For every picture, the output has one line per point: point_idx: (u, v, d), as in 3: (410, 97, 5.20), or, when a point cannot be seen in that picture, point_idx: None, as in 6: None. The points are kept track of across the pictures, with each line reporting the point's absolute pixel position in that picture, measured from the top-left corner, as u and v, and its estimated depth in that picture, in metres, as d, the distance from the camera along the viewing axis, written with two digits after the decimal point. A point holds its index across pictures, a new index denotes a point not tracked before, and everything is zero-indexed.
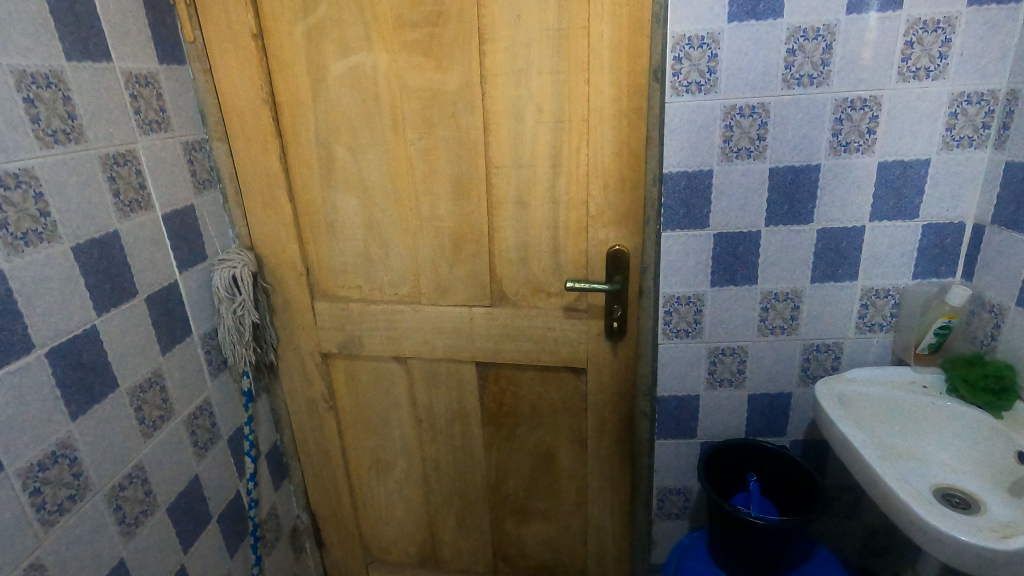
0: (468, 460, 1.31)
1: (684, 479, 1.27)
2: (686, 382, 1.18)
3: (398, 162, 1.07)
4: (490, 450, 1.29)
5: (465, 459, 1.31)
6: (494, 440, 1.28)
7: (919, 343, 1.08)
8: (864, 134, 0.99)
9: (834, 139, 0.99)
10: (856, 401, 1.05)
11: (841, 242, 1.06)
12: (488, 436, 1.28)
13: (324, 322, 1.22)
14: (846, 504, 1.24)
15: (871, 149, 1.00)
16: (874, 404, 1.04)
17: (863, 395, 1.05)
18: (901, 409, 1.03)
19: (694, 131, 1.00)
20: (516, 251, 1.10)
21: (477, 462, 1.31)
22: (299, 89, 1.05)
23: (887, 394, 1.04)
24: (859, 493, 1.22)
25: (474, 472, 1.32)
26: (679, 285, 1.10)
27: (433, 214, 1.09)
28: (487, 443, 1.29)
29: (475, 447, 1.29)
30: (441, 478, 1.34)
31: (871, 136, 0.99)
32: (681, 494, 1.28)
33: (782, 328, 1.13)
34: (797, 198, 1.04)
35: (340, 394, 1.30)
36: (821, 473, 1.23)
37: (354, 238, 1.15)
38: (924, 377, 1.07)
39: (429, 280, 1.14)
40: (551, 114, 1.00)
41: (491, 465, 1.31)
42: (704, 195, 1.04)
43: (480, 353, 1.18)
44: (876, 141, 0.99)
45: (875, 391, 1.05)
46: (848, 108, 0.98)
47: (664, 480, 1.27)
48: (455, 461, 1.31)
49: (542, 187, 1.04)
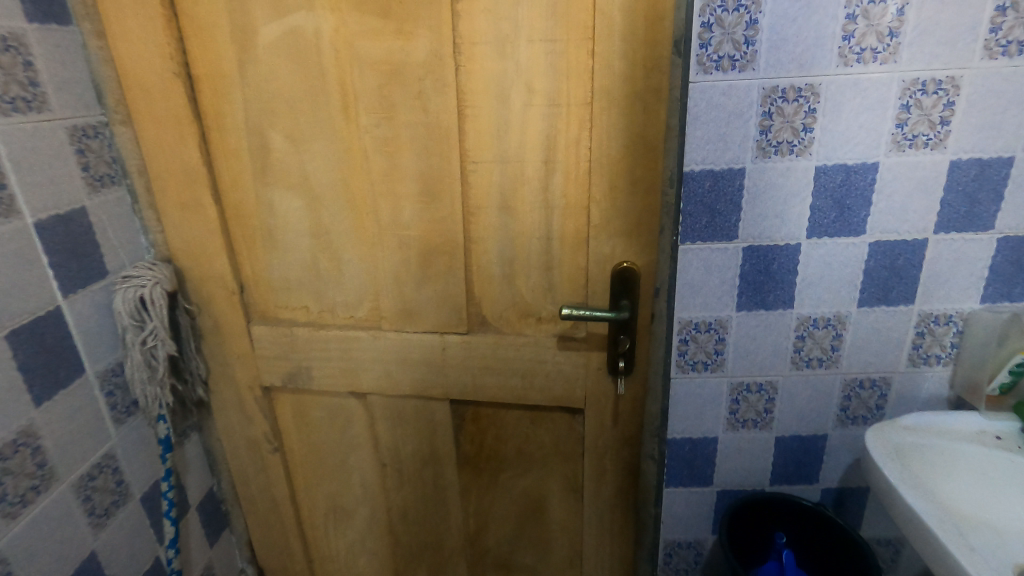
0: (442, 510, 1.10)
1: (696, 530, 1.07)
2: (702, 422, 0.99)
3: (351, 154, 0.85)
4: (467, 499, 1.09)
5: (438, 508, 1.10)
6: (472, 487, 1.07)
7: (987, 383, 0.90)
8: (936, 125, 0.79)
9: (898, 130, 0.79)
10: (915, 454, 0.85)
11: (895, 258, 0.87)
12: (464, 482, 1.07)
13: (264, 350, 0.99)
14: (883, 557, 1.07)
15: (943, 145, 0.80)
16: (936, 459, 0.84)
17: (922, 447, 0.86)
18: (964, 464, 0.85)
19: (725, 119, 0.79)
20: (499, 268, 0.88)
21: (452, 511, 1.10)
22: (221, 59, 0.82)
23: (948, 444, 0.86)
24: (899, 546, 1.05)
25: (449, 522, 1.11)
26: (701, 309, 0.91)
27: (395, 221, 0.87)
28: (464, 490, 1.08)
29: (450, 495, 1.08)
30: (408, 528, 1.13)
31: (944, 127, 0.79)
32: (691, 548, 1.08)
33: (820, 360, 0.94)
34: (848, 204, 0.83)
35: (287, 433, 1.08)
36: (856, 525, 1.05)
37: (298, 248, 0.92)
38: (994, 426, 0.89)
39: (391, 301, 0.92)
40: (544, 95, 0.77)
41: (469, 515, 1.10)
42: (733, 199, 0.84)
43: (455, 390, 0.97)
44: (950, 134, 0.79)
45: (934, 442, 0.86)
46: (917, 91, 0.77)
47: (672, 532, 1.07)
48: (426, 511, 1.11)
49: (532, 189, 0.83)
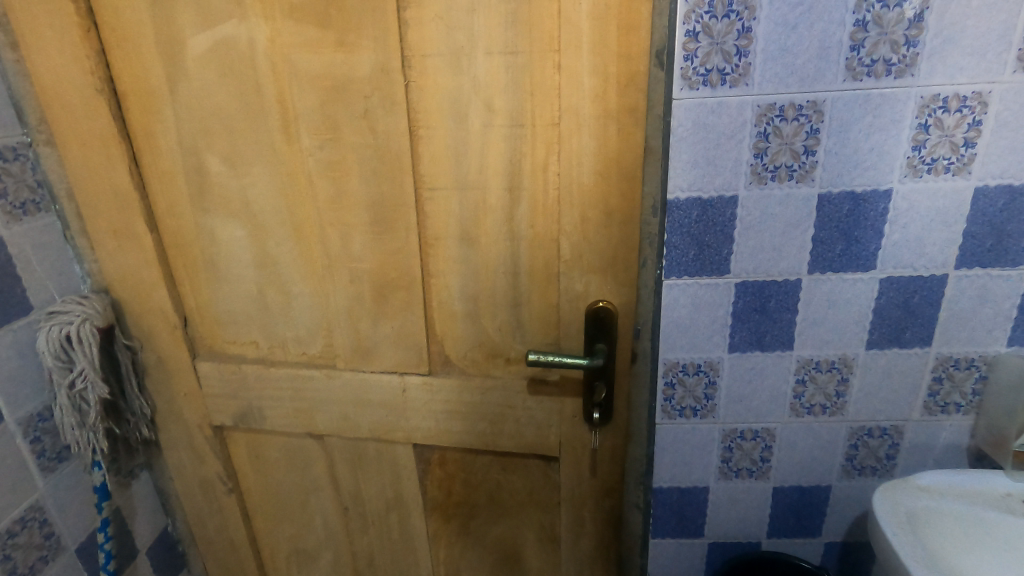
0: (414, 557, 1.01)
1: None
2: (692, 471, 0.89)
3: (295, 179, 0.76)
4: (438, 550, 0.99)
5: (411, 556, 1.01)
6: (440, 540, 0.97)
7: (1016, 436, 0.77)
8: (959, 147, 0.68)
9: (914, 153, 0.69)
10: (930, 521, 0.74)
11: (910, 295, 0.76)
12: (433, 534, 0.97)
13: (212, 387, 0.91)
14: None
15: (966, 170, 0.69)
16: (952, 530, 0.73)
17: (938, 512, 0.75)
18: (991, 534, 0.73)
19: (714, 141, 0.69)
20: (462, 304, 0.79)
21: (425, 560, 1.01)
22: (149, 73, 0.73)
23: (970, 509, 0.75)
24: None
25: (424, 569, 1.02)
26: (689, 350, 0.81)
27: (346, 252, 0.78)
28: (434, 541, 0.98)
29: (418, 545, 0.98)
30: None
31: (969, 149, 0.68)
32: None
33: (823, 407, 0.84)
34: (856, 236, 0.73)
35: (243, 473, 1.00)
36: None
37: (243, 280, 0.84)
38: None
39: (345, 338, 0.84)
40: (506, 114, 0.68)
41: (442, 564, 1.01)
42: (724, 231, 0.73)
43: (418, 434, 0.89)
44: (976, 157, 0.69)
45: (954, 506, 0.75)
46: (937, 109, 0.67)
47: None
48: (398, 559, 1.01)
49: (495, 219, 0.73)
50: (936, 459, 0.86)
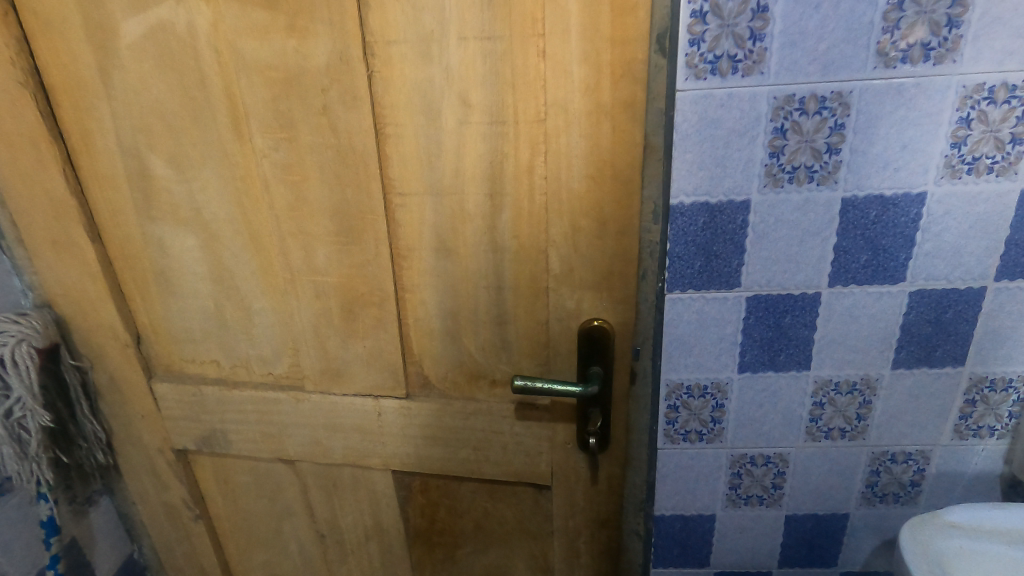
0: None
1: None
2: (697, 499, 0.81)
3: (249, 183, 0.68)
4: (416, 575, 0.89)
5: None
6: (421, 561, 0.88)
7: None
8: (1005, 145, 0.60)
9: (953, 151, 0.60)
10: (966, 565, 0.65)
11: (942, 310, 0.68)
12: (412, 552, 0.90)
13: (171, 409, 0.84)
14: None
15: (1013, 170, 0.61)
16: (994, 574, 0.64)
17: (977, 553, 0.66)
18: None
19: (724, 139, 0.60)
20: (441, 322, 0.71)
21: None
22: (79, 65, 0.64)
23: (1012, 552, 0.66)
24: None
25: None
26: (694, 370, 0.72)
27: (309, 265, 0.70)
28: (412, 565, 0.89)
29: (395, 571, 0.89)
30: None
31: (1017, 147, 0.60)
32: None
33: (843, 431, 0.76)
34: (884, 245, 0.65)
35: (211, 498, 0.93)
36: None
37: (199, 294, 0.76)
38: None
39: (313, 359, 0.76)
40: (484, 109, 0.59)
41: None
42: (734, 240, 0.65)
43: (395, 460, 0.81)
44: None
45: (993, 548, 0.66)
46: (982, 100, 0.58)
47: None
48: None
49: (475, 229, 0.65)
50: (966, 486, 0.78)
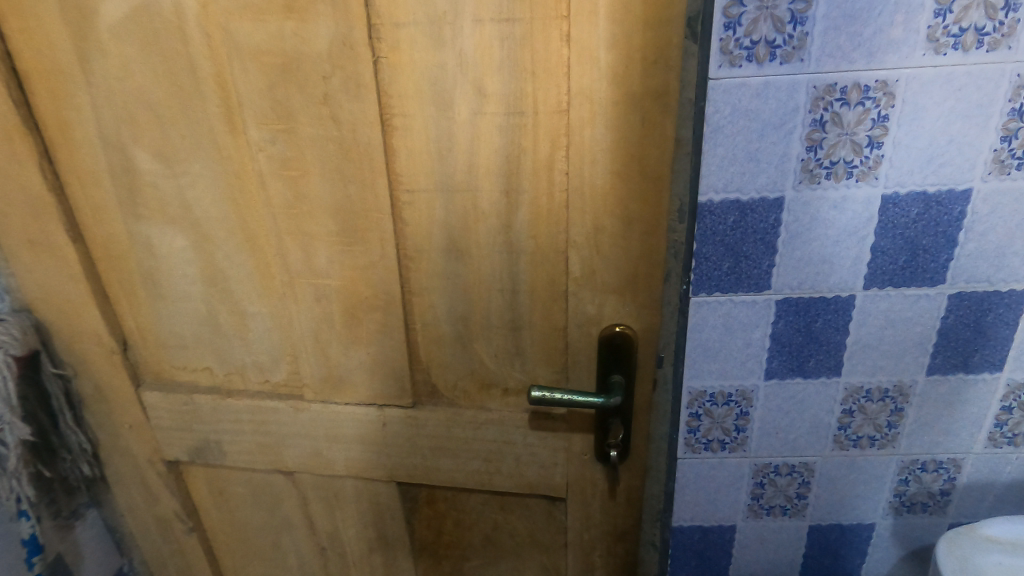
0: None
1: None
2: (717, 510, 0.77)
3: (244, 179, 0.62)
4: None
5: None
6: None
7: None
8: None
9: (1003, 145, 0.56)
10: None
11: (981, 313, 0.64)
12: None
13: (162, 418, 0.79)
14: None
15: None
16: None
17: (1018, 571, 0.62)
18: None
19: (759, 132, 0.55)
20: (451, 328, 0.66)
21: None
22: (54, 49, 0.59)
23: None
24: None
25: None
26: (718, 377, 0.68)
27: (308, 267, 0.65)
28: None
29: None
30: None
31: None
32: None
33: (872, 439, 0.72)
34: (924, 245, 0.61)
35: (206, 510, 0.88)
36: None
37: (189, 298, 0.71)
38: None
39: (313, 366, 0.71)
40: (500, 99, 0.54)
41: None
42: (766, 240, 0.60)
43: (401, 471, 0.77)
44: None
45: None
46: None
47: None
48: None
49: (489, 228, 0.60)
50: (998, 496, 0.74)
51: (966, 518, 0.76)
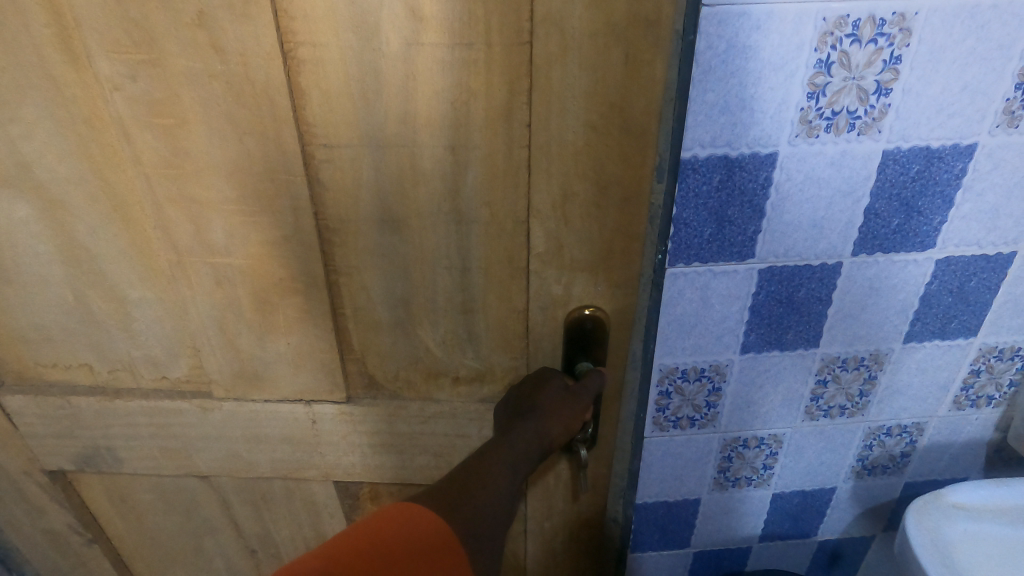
0: (480, 482, 0.46)
1: None
2: (683, 485, 0.72)
3: (101, 129, 0.47)
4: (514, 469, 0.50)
5: (479, 469, 0.48)
6: (520, 401, 0.56)
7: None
8: None
9: (1016, 94, 0.48)
10: (970, 551, 0.59)
11: (966, 277, 0.58)
12: (505, 406, 0.57)
13: (34, 425, 0.65)
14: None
15: None
16: (996, 562, 0.59)
17: (980, 539, 0.60)
18: None
19: (754, 75, 0.45)
20: (389, 312, 0.55)
21: (498, 501, 0.46)
22: None
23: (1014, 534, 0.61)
24: None
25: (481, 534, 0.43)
26: (691, 353, 0.61)
27: (201, 243, 0.51)
28: (507, 434, 0.52)
29: (496, 446, 0.51)
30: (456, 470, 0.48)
31: None
32: (729, 462, 0.71)
33: (842, 409, 0.67)
34: (920, 206, 0.53)
35: (107, 519, 0.75)
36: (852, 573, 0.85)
37: (47, 282, 0.55)
38: None
39: (220, 360, 0.58)
40: (441, 25, 0.42)
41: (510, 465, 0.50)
42: (753, 202, 0.51)
43: (338, 470, 0.67)
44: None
45: (995, 530, 0.61)
46: None
47: None
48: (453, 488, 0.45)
49: (431, 193, 0.48)
50: (954, 455, 0.72)
51: (922, 477, 0.75)
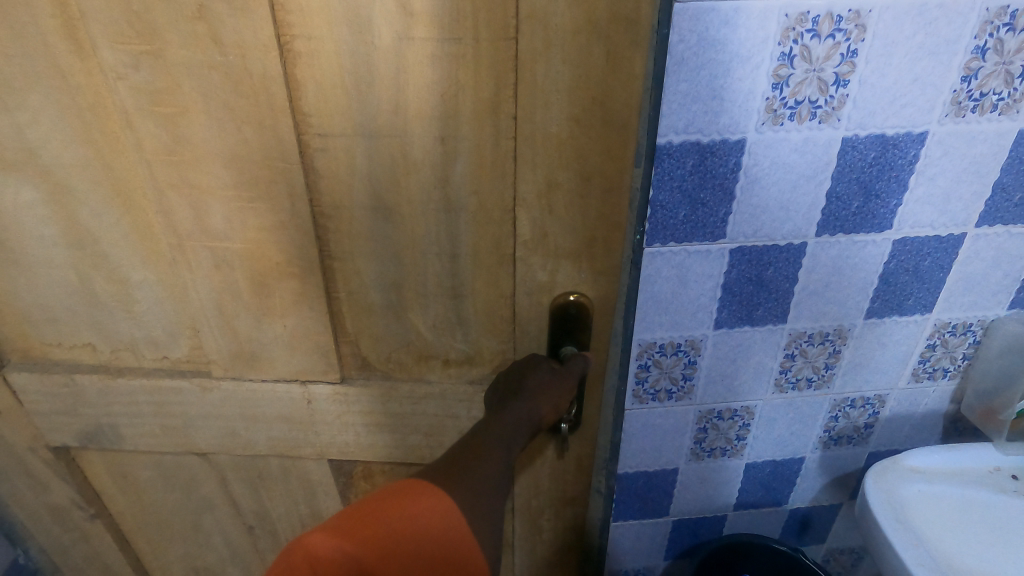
0: (479, 462, 0.47)
1: (647, 558, 0.88)
2: (662, 455, 0.75)
3: (104, 116, 0.49)
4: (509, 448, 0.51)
5: (476, 450, 0.49)
6: (509, 386, 0.58)
7: (1011, 406, 0.67)
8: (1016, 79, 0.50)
9: (962, 86, 0.50)
10: (925, 509, 0.64)
11: (921, 257, 0.60)
12: (494, 391, 0.59)
13: (39, 402, 0.67)
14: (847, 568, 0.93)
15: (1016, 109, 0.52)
16: (946, 517, 0.64)
17: (932, 498, 0.65)
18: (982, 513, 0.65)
19: (724, 66, 0.48)
20: (382, 296, 0.57)
21: (494, 479, 0.47)
22: None
23: (963, 493, 0.66)
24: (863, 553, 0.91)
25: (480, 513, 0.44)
26: (668, 329, 0.63)
27: (201, 228, 0.53)
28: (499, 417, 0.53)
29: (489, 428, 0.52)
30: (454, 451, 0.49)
31: None
32: (705, 432, 0.73)
33: (808, 381, 0.70)
34: (877, 188, 0.55)
35: (109, 495, 0.78)
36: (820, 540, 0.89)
37: (52, 264, 0.57)
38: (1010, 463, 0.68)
39: (218, 340, 0.61)
40: (432, 20, 0.43)
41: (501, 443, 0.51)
42: (725, 186, 0.54)
43: (332, 449, 0.69)
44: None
45: (948, 490, 0.66)
46: (1002, 27, 0.48)
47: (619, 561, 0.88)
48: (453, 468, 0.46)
49: (422, 181, 0.50)
50: (913, 424, 0.75)
51: (884, 446, 0.77)
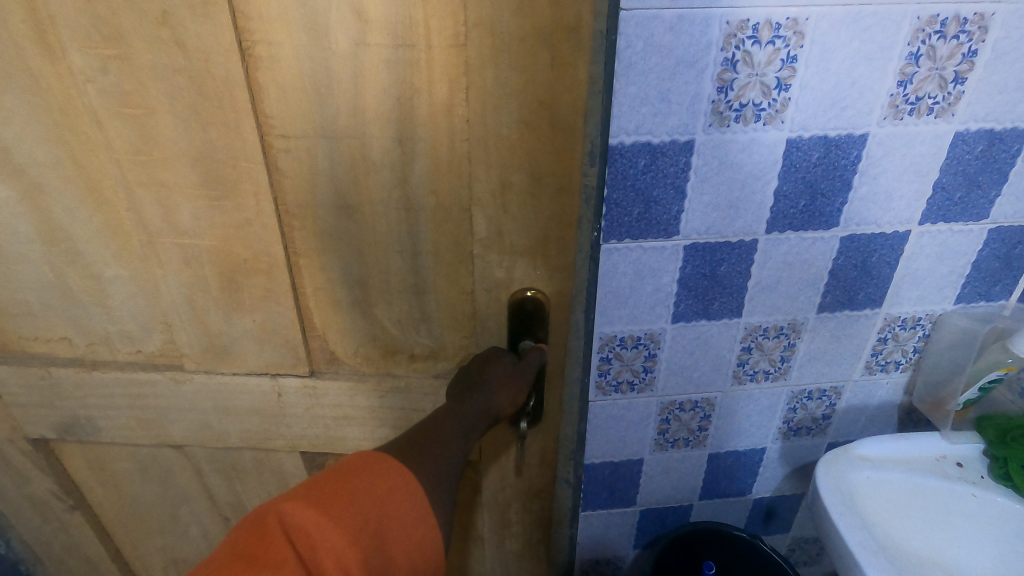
0: (437, 443, 0.51)
1: (619, 547, 0.90)
2: (627, 445, 0.77)
3: (74, 117, 0.51)
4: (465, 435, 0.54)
5: (435, 432, 0.52)
6: (468, 376, 0.60)
7: (954, 398, 0.69)
8: (948, 84, 0.53)
9: (898, 90, 0.53)
10: (871, 497, 0.65)
11: (869, 254, 0.62)
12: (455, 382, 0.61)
13: (17, 394, 0.69)
14: (812, 555, 0.95)
15: (950, 113, 0.54)
16: (891, 505, 0.65)
17: (881, 485, 0.66)
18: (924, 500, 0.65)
19: (671, 71, 0.50)
20: (347, 292, 0.59)
21: (454, 458, 0.51)
22: None
23: (910, 479, 0.66)
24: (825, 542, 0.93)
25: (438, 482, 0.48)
26: (628, 322, 0.65)
27: (170, 225, 0.55)
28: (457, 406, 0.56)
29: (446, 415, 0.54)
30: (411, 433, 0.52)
31: (958, 87, 0.53)
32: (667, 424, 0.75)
33: (766, 374, 0.72)
34: (822, 189, 0.58)
35: (87, 487, 0.80)
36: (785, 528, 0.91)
37: (28, 259, 0.59)
38: (955, 450, 0.68)
39: (190, 334, 0.62)
40: (385, 27, 0.45)
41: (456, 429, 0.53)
42: (676, 184, 0.56)
43: (303, 442, 0.71)
44: (964, 96, 0.54)
45: (895, 476, 0.66)
46: (933, 35, 0.50)
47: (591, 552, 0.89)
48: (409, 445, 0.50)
49: (382, 180, 0.52)
50: (869, 416, 0.77)
51: (842, 438, 0.79)
